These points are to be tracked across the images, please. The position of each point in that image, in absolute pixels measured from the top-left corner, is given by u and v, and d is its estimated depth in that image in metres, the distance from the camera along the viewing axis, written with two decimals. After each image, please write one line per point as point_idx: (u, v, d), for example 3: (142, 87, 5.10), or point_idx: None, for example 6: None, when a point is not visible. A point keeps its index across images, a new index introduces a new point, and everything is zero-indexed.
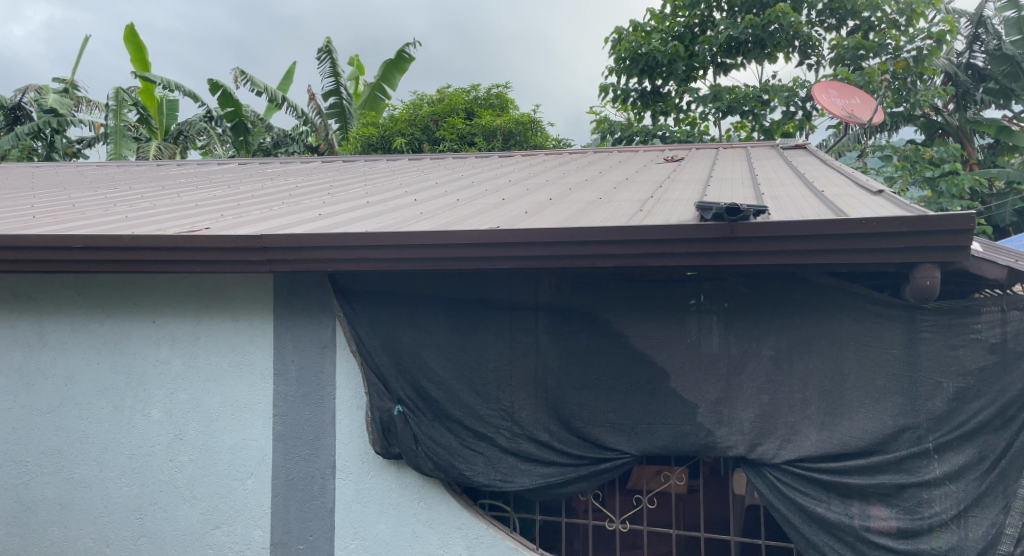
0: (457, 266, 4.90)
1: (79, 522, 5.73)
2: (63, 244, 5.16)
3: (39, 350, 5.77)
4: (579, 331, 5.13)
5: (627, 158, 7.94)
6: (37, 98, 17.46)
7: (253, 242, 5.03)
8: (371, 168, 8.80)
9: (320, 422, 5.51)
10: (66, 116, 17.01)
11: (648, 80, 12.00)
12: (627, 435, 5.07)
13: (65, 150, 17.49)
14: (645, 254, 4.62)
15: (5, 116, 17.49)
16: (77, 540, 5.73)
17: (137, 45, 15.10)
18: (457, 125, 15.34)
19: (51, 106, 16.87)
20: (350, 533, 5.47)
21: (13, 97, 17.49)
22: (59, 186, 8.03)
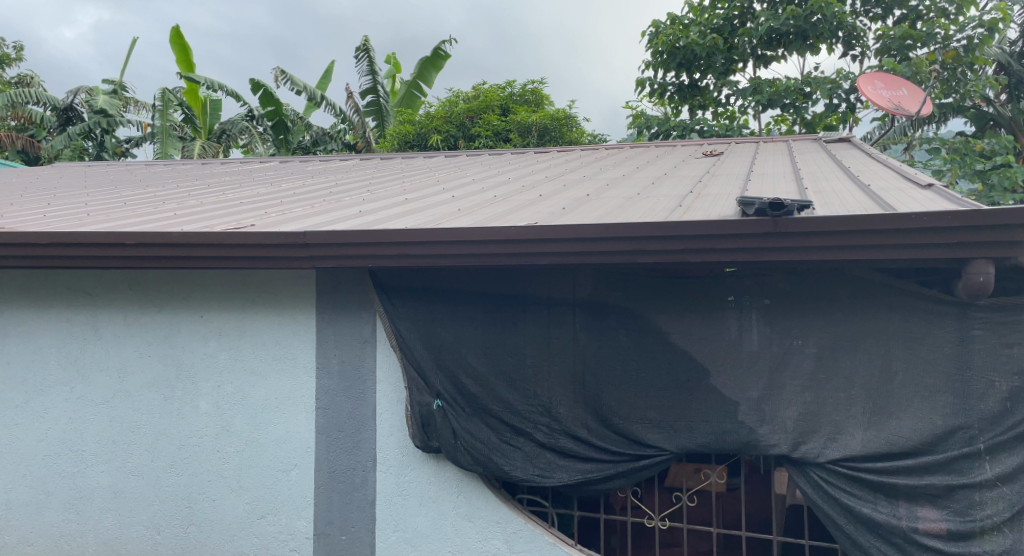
0: (497, 262, 4.89)
1: (131, 510, 5.82)
2: (113, 241, 5.24)
3: (94, 342, 5.87)
4: (619, 327, 5.09)
5: (665, 152, 7.89)
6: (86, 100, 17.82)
7: (297, 239, 5.06)
8: (408, 165, 8.82)
9: (361, 416, 5.55)
10: (115, 117, 17.38)
11: (686, 73, 11.85)
12: (668, 431, 5.02)
13: (114, 150, 17.84)
14: (686, 249, 4.56)
15: (56, 117, 17.90)
16: (130, 527, 5.82)
17: (183, 47, 15.34)
18: (493, 121, 15.34)
19: (100, 107, 17.24)
20: (391, 526, 5.50)
21: (65, 98, 17.92)
22: (109, 184, 8.19)
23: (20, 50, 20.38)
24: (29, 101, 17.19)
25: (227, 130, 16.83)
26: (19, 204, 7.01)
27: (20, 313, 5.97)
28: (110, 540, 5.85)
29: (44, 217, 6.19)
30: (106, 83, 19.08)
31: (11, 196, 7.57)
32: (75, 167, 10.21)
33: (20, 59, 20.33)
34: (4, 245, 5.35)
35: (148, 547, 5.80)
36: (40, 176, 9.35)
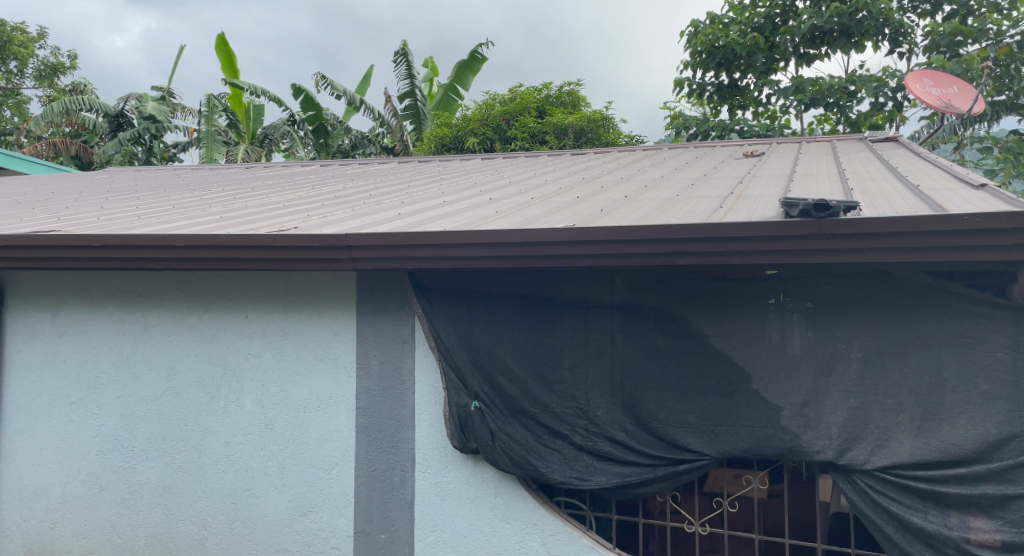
0: (536, 264, 4.86)
1: (179, 506, 5.89)
2: (160, 243, 5.31)
3: (144, 341, 5.95)
4: (659, 330, 5.02)
5: (705, 153, 7.80)
6: (135, 106, 18.10)
7: (338, 242, 5.08)
8: (446, 167, 8.83)
9: (400, 417, 5.55)
10: (163, 123, 17.69)
11: (726, 73, 11.69)
12: (709, 435, 4.94)
13: (162, 155, 18.18)
14: (728, 251, 4.49)
15: (107, 123, 18.28)
16: (177, 522, 5.89)
17: (228, 53, 15.56)
18: (528, 124, 15.31)
19: (149, 113, 17.57)
20: (429, 526, 5.49)
21: (116, 105, 18.29)
22: (157, 189, 8.33)
23: (74, 58, 20.85)
24: (82, 108, 17.57)
25: (269, 134, 17.06)
26: (69, 208, 7.14)
27: (75, 312, 6.08)
28: (158, 534, 5.92)
29: (96, 220, 6.30)
30: (154, 89, 19.46)
31: (63, 200, 7.73)
32: (125, 171, 10.41)
33: (73, 67, 20.79)
34: (56, 247, 5.46)
35: (194, 542, 5.86)
36: (92, 180, 9.55)
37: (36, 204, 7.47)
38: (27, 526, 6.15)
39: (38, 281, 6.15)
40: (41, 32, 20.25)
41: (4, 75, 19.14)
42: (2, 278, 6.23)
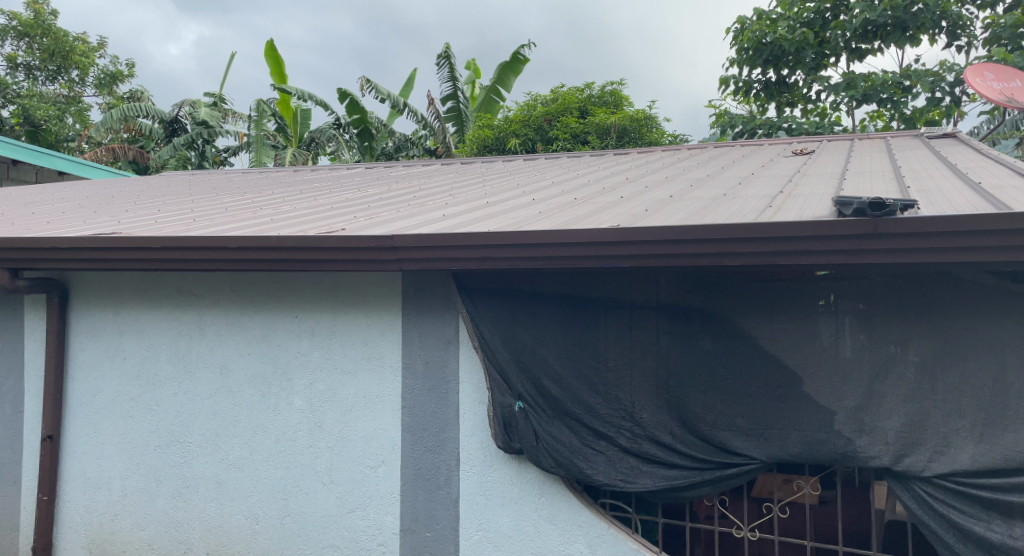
0: (581, 264, 4.81)
1: (232, 500, 5.95)
2: (213, 245, 5.37)
3: (200, 340, 6.03)
4: (706, 332, 4.94)
5: (754, 151, 7.67)
6: (189, 112, 18.64)
7: (384, 243, 5.09)
8: (488, 169, 8.79)
9: (444, 417, 5.55)
10: (216, 128, 18.02)
11: (773, 70, 11.49)
12: (759, 439, 4.84)
13: (214, 159, 18.51)
14: (778, 251, 4.39)
15: (162, 129, 18.66)
16: (230, 517, 5.95)
17: (277, 60, 15.78)
18: (571, 124, 15.25)
19: (203, 118, 17.91)
20: (474, 525, 5.47)
21: (171, 112, 18.67)
22: (209, 191, 8.46)
23: (132, 67, 21.31)
24: (140, 115, 17.97)
25: (317, 138, 17.23)
26: (130, 210, 7.38)
27: (135, 311, 6.19)
28: (212, 528, 5.99)
29: (152, 222, 6.42)
30: (207, 95, 19.83)
31: (119, 203, 7.90)
32: (178, 175, 10.61)
33: (132, 75, 21.27)
34: (115, 249, 5.57)
35: (247, 536, 5.92)
36: (148, 184, 9.73)
37: (94, 208, 7.65)
38: (90, 518, 6.27)
39: (98, 280, 6.27)
40: (101, 41, 20.72)
41: (66, 84, 19.63)
42: (66, 278, 6.36)
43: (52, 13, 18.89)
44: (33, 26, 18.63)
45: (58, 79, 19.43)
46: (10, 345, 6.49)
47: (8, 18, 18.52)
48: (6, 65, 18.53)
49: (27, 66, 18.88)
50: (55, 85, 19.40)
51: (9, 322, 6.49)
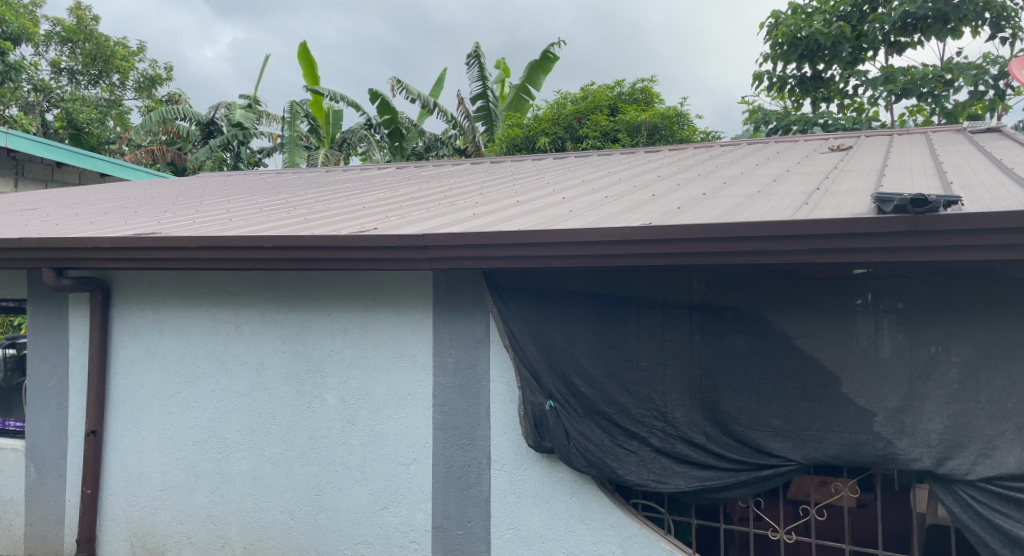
0: (612, 263, 4.76)
1: (268, 496, 5.98)
2: (249, 244, 5.41)
3: (236, 338, 6.08)
4: (740, 331, 4.86)
5: (788, 147, 7.56)
6: (224, 114, 18.81)
7: (415, 242, 5.08)
8: (519, 167, 8.76)
9: (475, 415, 5.52)
10: (250, 129, 18.39)
11: (809, 65, 11.31)
12: (794, 440, 4.76)
13: (249, 160, 18.71)
14: (815, 248, 4.30)
15: (199, 130, 18.87)
16: (266, 512, 5.99)
17: (311, 61, 15.89)
18: (601, 122, 15.17)
19: (238, 120, 18.26)
20: (505, 523, 5.44)
21: (208, 113, 18.90)
22: (244, 192, 8.53)
23: (170, 70, 21.57)
24: (178, 117, 18.21)
25: (347, 138, 17.54)
26: (168, 210, 7.48)
27: (174, 309, 6.25)
28: (249, 523, 6.03)
29: (187, 222, 6.49)
30: (242, 96, 20.02)
31: (155, 204, 7.99)
32: (211, 176, 10.71)
33: (170, 78, 21.52)
34: (152, 249, 5.63)
35: (282, 531, 5.95)
36: (184, 185, 9.83)
37: (131, 208, 7.75)
38: (131, 511, 6.34)
39: (136, 279, 6.35)
40: (141, 45, 20.98)
41: (107, 88, 19.90)
42: (108, 276, 6.43)
43: (93, 18, 19.18)
44: (76, 31, 18.97)
45: (100, 82, 19.70)
46: (53, 342, 6.59)
47: (52, 23, 18.85)
48: (49, 69, 18.85)
49: (69, 71, 19.19)
50: (96, 88, 19.68)
51: (53, 320, 6.59)
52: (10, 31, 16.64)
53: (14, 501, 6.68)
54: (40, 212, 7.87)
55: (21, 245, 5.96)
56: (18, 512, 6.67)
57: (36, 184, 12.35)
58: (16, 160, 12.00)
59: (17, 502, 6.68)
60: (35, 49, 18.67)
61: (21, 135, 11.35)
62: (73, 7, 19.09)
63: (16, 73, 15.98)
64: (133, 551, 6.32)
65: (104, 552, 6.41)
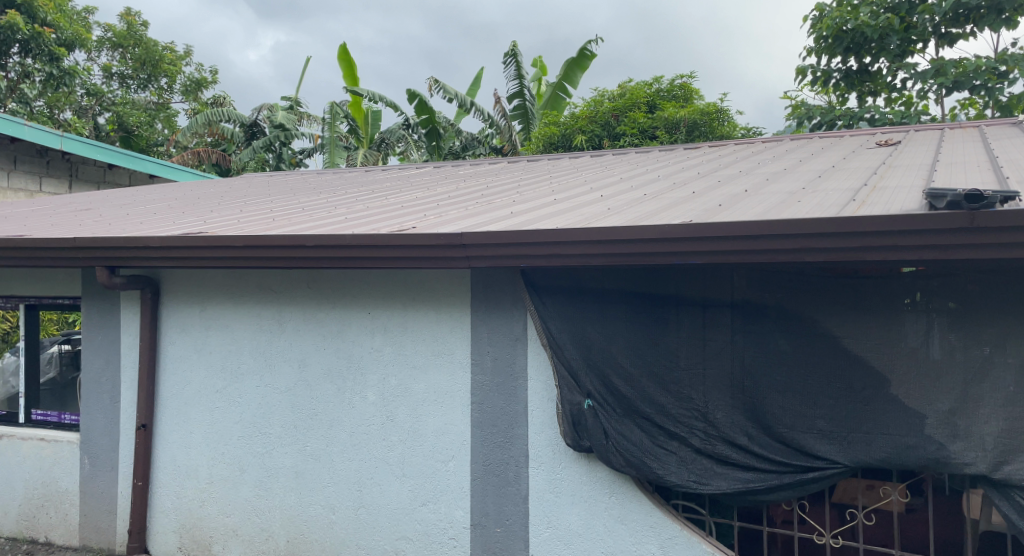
0: (651, 261, 4.68)
1: (310, 491, 6.01)
2: (291, 243, 5.43)
3: (279, 335, 6.11)
4: (784, 331, 4.76)
5: (833, 143, 7.40)
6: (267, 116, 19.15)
7: (452, 240, 5.06)
8: (556, 165, 8.71)
9: (513, 413, 5.49)
10: (292, 131, 18.71)
11: (855, 58, 11.08)
12: (840, 441, 4.65)
13: (291, 161, 18.92)
14: (861, 246, 4.18)
15: (243, 132, 19.15)
16: (308, 507, 6.02)
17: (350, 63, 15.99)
18: (639, 119, 15.05)
19: (280, 122, 18.57)
20: (544, 522, 5.40)
21: (251, 115, 19.18)
22: (286, 192, 8.60)
23: (216, 73, 21.86)
24: (223, 118, 18.48)
25: (386, 138, 17.64)
26: (213, 210, 7.56)
27: (219, 306, 6.31)
28: (292, 517, 6.06)
29: (231, 221, 6.55)
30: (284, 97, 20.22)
31: (200, 204, 8.12)
32: (252, 177, 10.80)
33: (216, 81, 21.83)
34: (197, 248, 5.68)
35: (324, 526, 5.97)
36: (227, 186, 9.95)
37: (178, 209, 7.87)
38: (180, 504, 6.40)
39: (181, 277, 6.43)
40: (187, 49, 21.27)
41: (156, 91, 20.05)
42: (158, 275, 6.52)
43: (143, 23, 19.53)
44: (127, 36, 19.31)
45: (149, 86, 20.01)
46: (104, 340, 6.70)
47: (104, 29, 19.21)
48: (101, 74, 19.21)
49: (120, 75, 19.52)
50: (145, 92, 19.94)
51: (105, 317, 6.70)
52: (64, 37, 16.96)
53: (70, 492, 6.79)
54: (90, 212, 8.02)
55: (73, 245, 6.07)
56: (73, 502, 6.77)
57: (89, 185, 12.61)
58: (70, 162, 12.22)
59: (72, 493, 6.78)
60: (87, 54, 19.03)
61: (76, 138, 11.56)
62: (123, 13, 19.42)
63: (70, 78, 16.84)
64: (182, 543, 6.39)
65: (155, 544, 6.49)
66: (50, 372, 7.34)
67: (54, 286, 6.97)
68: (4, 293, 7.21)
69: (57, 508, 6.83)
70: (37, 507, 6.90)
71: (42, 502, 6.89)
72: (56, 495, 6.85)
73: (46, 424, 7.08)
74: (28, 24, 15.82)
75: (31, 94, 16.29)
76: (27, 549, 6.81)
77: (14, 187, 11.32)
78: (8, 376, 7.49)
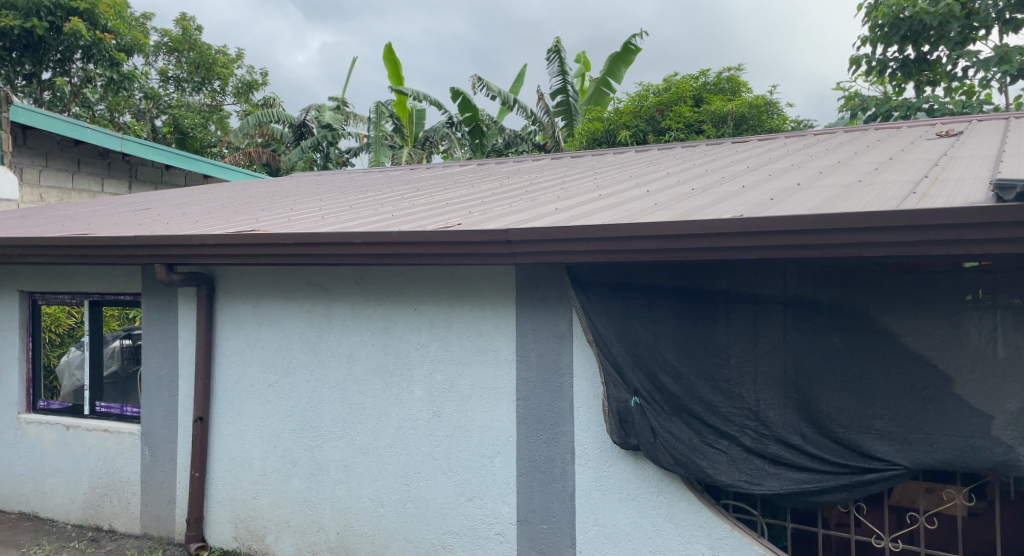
0: (700, 257, 4.58)
1: (358, 485, 6.03)
2: (341, 240, 5.44)
3: (329, 331, 6.14)
4: (838, 327, 4.62)
5: (890, 134, 7.18)
6: (315, 116, 19.36)
7: (499, 237, 5.01)
8: (600, 161, 8.61)
9: (558, 410, 5.43)
10: (339, 130, 18.91)
11: (913, 47, 10.76)
12: (899, 443, 4.50)
13: (338, 160, 19.07)
14: (922, 241, 4.03)
15: (292, 132, 19.40)
16: (356, 501, 6.04)
17: (395, 62, 16.06)
18: (685, 113, 14.79)
19: (328, 121, 18.78)
20: (591, 520, 5.33)
21: (299, 116, 19.42)
22: (334, 190, 8.64)
23: (266, 75, 22.15)
24: (273, 119, 18.73)
25: (430, 137, 17.66)
26: (262, 208, 7.62)
27: (269, 302, 6.37)
28: (341, 510, 6.09)
29: (281, 219, 6.60)
30: (331, 97, 20.41)
31: (249, 203, 8.20)
32: (299, 176, 10.90)
33: (266, 83, 22.13)
34: (248, 246, 5.74)
35: (372, 519, 5.99)
36: (277, 185, 10.04)
37: (229, 207, 7.97)
38: (235, 494, 6.47)
39: (233, 274, 6.51)
40: (238, 52, 21.56)
41: (209, 94, 20.42)
42: (210, 272, 6.60)
43: (197, 27, 19.88)
44: (182, 41, 19.67)
45: (203, 89, 20.30)
46: (159, 336, 6.82)
47: (160, 34, 19.57)
48: (157, 78, 19.60)
49: (176, 79, 19.89)
50: (199, 95, 20.28)
51: (160, 314, 6.82)
52: (123, 43, 17.26)
53: (131, 481, 6.91)
54: (145, 212, 8.17)
55: (130, 244, 6.18)
56: (134, 492, 6.90)
57: (147, 186, 12.86)
58: (130, 164, 12.47)
59: (133, 482, 6.91)
60: (144, 59, 19.43)
61: (135, 140, 11.77)
62: (179, 19, 19.81)
63: (130, 82, 17.10)
64: (237, 533, 6.46)
65: (211, 533, 6.57)
66: (112, 365, 7.48)
67: (111, 283, 7.11)
68: (65, 291, 7.38)
69: (119, 497, 6.96)
70: (99, 497, 7.06)
71: (105, 491, 7.03)
72: (118, 484, 6.98)
73: (108, 416, 7.25)
74: (89, 31, 16.18)
75: (94, 97, 17.00)
76: (92, 536, 6.96)
77: (77, 188, 11.59)
78: (74, 368, 7.61)
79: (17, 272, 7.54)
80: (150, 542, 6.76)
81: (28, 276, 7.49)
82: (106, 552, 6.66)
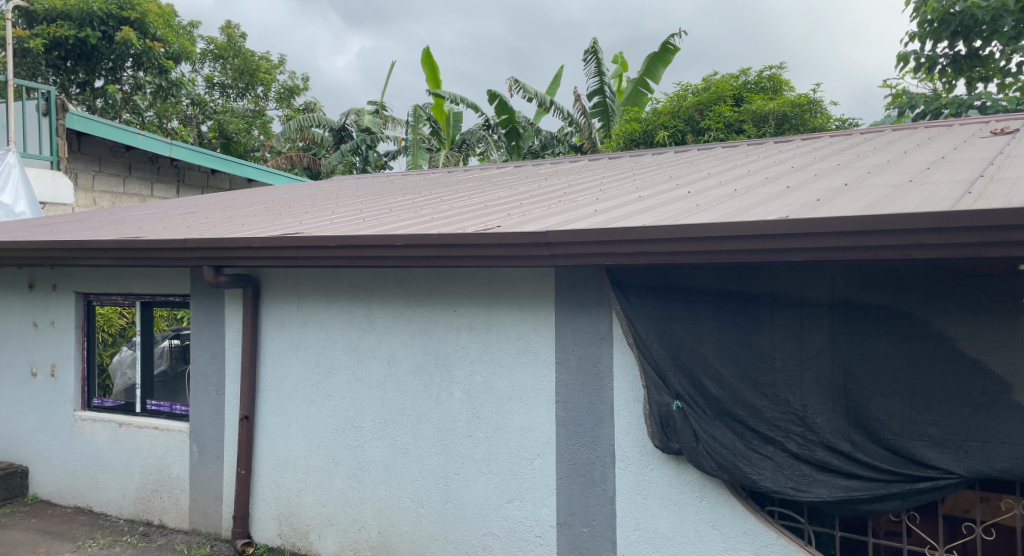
0: (746, 258, 4.49)
1: (399, 487, 6.04)
2: (384, 243, 5.44)
3: (370, 333, 6.16)
4: (888, 331, 4.50)
5: (941, 133, 6.99)
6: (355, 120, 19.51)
7: (540, 239, 4.97)
8: (640, 162, 8.53)
9: (599, 413, 5.37)
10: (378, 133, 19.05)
11: (964, 42, 10.50)
12: (953, 450, 4.37)
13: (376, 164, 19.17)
14: (980, 242, 3.89)
15: (332, 136, 19.63)
16: (397, 502, 6.04)
17: (432, 66, 16.12)
18: (725, 113, 14.60)
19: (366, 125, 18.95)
20: (632, 524, 5.27)
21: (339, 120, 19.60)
22: (372, 194, 8.67)
23: (307, 80, 22.39)
24: (314, 123, 18.91)
25: (467, 139, 17.65)
26: (304, 212, 7.68)
27: (311, 304, 6.41)
28: (382, 511, 6.10)
29: (324, 222, 6.64)
30: (371, 101, 20.55)
31: (290, 206, 8.26)
32: (338, 180, 10.97)
33: (307, 88, 22.37)
34: (290, 248, 5.78)
35: (413, 520, 5.99)
36: (318, 189, 10.12)
37: (271, 211, 8.04)
38: (278, 493, 6.53)
39: (276, 276, 6.57)
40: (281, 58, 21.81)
41: (253, 99, 20.69)
42: (254, 273, 6.67)
43: (241, 34, 20.18)
44: (227, 48, 19.97)
45: (246, 95, 20.53)
46: (203, 337, 6.91)
47: (206, 41, 19.89)
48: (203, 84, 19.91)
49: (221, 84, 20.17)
50: (244, 100, 20.55)
51: (204, 315, 6.91)
52: (172, 51, 17.57)
53: (180, 477, 7.00)
54: (191, 216, 8.27)
55: (176, 247, 6.26)
56: (183, 488, 6.98)
57: (194, 190, 13.04)
58: (179, 168, 12.66)
59: (183, 478, 6.99)
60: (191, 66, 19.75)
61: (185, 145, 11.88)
62: (224, 26, 20.11)
63: (177, 89, 17.41)
64: (281, 531, 6.51)
65: (256, 530, 6.63)
66: (163, 364, 7.58)
67: (158, 285, 7.21)
68: (117, 293, 7.50)
69: (169, 493, 7.06)
70: (150, 492, 7.16)
71: (156, 487, 7.13)
72: (168, 480, 7.07)
73: (159, 414, 7.34)
74: (139, 39, 16.52)
75: (143, 104, 17.38)
76: (143, 531, 7.06)
77: (129, 192, 11.80)
78: (126, 367, 7.71)
79: (71, 274, 7.70)
80: (198, 538, 6.84)
81: (81, 278, 7.64)
82: (156, 547, 6.75)
